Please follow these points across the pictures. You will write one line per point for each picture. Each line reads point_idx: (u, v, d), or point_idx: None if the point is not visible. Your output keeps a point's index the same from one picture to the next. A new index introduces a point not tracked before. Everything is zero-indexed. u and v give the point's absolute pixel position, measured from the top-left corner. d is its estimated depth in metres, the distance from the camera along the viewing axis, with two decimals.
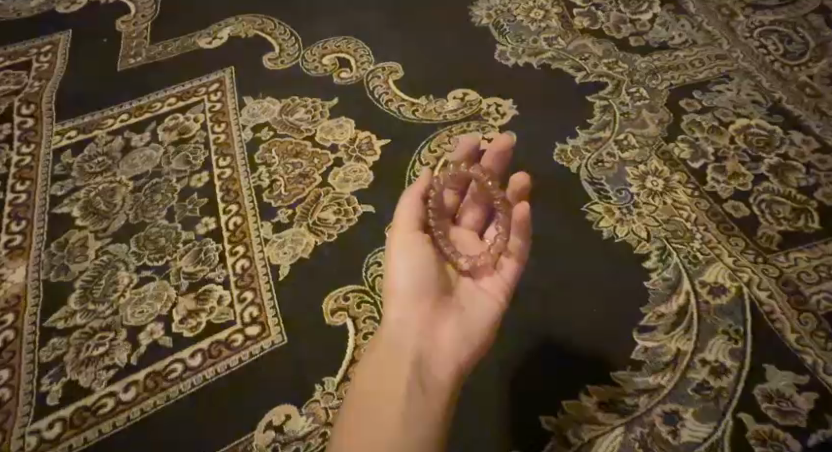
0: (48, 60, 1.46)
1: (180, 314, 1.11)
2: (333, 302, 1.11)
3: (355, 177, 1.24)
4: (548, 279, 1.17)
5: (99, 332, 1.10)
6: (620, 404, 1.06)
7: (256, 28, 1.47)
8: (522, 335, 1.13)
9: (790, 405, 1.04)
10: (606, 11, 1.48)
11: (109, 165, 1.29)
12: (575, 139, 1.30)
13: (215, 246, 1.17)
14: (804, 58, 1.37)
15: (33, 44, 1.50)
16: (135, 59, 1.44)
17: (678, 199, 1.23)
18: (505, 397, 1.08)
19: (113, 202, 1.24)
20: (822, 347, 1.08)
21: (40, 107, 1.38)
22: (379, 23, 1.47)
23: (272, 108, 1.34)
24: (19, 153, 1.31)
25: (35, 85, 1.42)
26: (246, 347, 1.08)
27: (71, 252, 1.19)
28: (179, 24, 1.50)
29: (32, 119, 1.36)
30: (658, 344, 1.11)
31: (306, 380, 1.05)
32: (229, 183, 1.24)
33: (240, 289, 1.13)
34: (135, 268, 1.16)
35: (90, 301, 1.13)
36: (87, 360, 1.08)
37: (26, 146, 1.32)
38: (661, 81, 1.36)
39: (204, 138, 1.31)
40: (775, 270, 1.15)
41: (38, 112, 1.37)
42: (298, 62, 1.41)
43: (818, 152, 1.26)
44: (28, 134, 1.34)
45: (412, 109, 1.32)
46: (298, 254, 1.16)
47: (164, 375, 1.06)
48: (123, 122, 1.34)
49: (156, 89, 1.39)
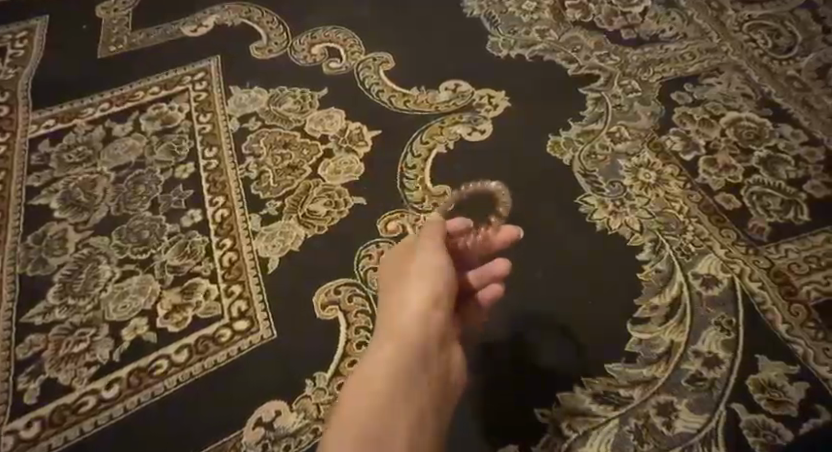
0: (24, 46, 1.41)
1: (165, 309, 1.07)
2: (324, 295, 1.08)
3: (346, 169, 1.21)
4: (542, 275, 1.15)
5: (79, 328, 1.06)
6: (615, 395, 1.05)
7: (243, 17, 1.43)
8: (517, 331, 1.11)
9: (782, 394, 1.03)
10: (598, 3, 1.47)
11: (89, 155, 1.24)
12: (568, 131, 1.29)
13: (201, 239, 1.14)
14: (792, 52, 1.38)
15: (8, 30, 1.45)
16: (116, 46, 1.40)
17: (671, 191, 1.23)
18: (501, 393, 1.06)
19: (94, 194, 1.20)
20: (813, 337, 1.08)
21: (16, 95, 1.33)
22: (369, 13, 1.44)
23: (260, 98, 1.31)
24: None
25: (10, 72, 1.37)
26: (234, 343, 1.04)
27: (50, 244, 1.14)
28: (162, 11, 1.46)
29: (7, 108, 1.31)
30: (652, 336, 1.10)
31: (296, 375, 1.02)
32: (215, 174, 1.21)
33: (227, 282, 1.10)
34: (117, 261, 1.12)
35: (70, 296, 1.09)
36: (67, 357, 1.03)
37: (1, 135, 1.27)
38: (653, 74, 1.36)
39: (189, 128, 1.27)
40: (766, 262, 1.15)
41: (14, 100, 1.32)
42: (286, 51, 1.38)
43: (807, 144, 1.27)
44: (4, 123, 1.29)
45: (404, 100, 1.30)
46: (288, 247, 1.13)
47: (149, 372, 1.02)
48: (104, 112, 1.30)
49: (139, 77, 1.35)
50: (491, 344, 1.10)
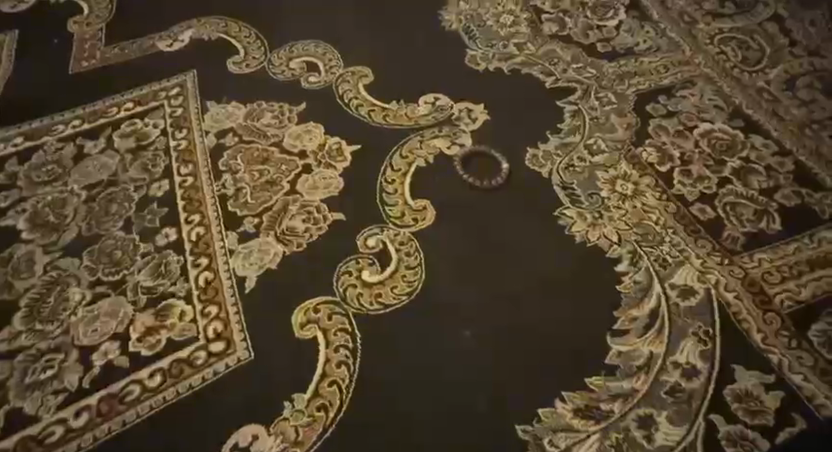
0: None
1: (137, 332, 1.05)
2: (303, 314, 1.08)
3: (325, 184, 1.21)
4: (525, 282, 1.15)
5: (47, 354, 1.02)
6: (595, 410, 1.04)
7: (220, 31, 1.40)
8: (501, 338, 1.09)
9: (758, 404, 1.05)
10: (573, 17, 1.48)
11: (59, 174, 1.21)
12: (546, 144, 1.29)
13: (176, 258, 1.11)
14: (761, 64, 1.41)
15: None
16: (89, 62, 1.36)
17: (647, 203, 1.24)
18: (485, 401, 1.04)
19: (64, 213, 1.16)
20: (786, 345, 1.10)
21: None
22: (347, 26, 1.43)
23: (237, 113, 1.28)
24: None
25: None
26: (209, 365, 1.03)
27: (17, 266, 1.10)
28: (137, 26, 1.42)
29: None
30: (632, 348, 1.10)
31: (275, 397, 1.01)
32: (191, 191, 1.18)
33: (203, 303, 1.08)
34: (88, 283, 1.09)
35: (37, 321, 1.05)
36: (34, 385, 1.00)
37: None
38: (629, 87, 1.37)
39: (164, 144, 1.24)
40: (741, 271, 1.17)
41: None
42: (263, 66, 1.35)
43: (777, 155, 1.29)
44: None
45: (382, 114, 1.29)
46: (266, 265, 1.12)
47: (120, 398, 0.99)
48: (75, 129, 1.26)
49: (113, 93, 1.31)
50: (476, 350, 1.08)
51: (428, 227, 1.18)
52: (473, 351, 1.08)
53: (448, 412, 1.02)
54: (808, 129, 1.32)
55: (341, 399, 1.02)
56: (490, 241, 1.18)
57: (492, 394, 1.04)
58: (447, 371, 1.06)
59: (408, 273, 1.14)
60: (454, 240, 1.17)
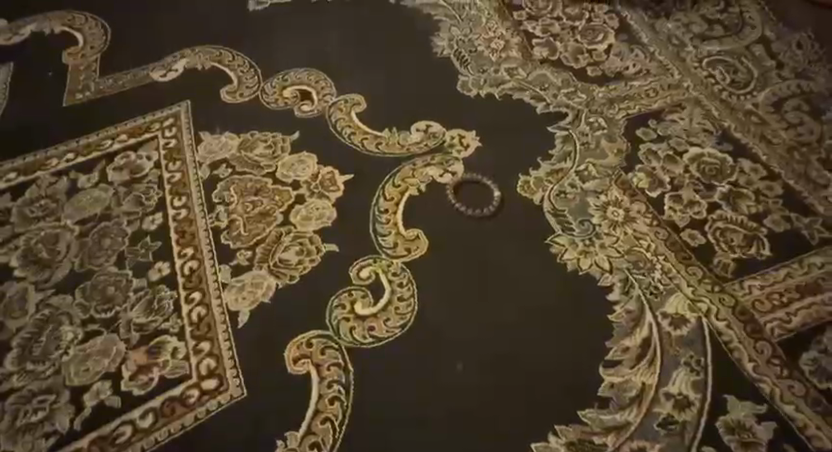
0: None
1: (130, 370, 1.05)
2: (296, 349, 1.08)
3: (318, 215, 1.21)
4: (517, 313, 1.14)
5: (39, 395, 1.02)
6: (588, 443, 1.03)
7: (213, 60, 1.40)
8: (494, 371, 1.09)
9: (751, 436, 1.05)
10: (563, 40, 1.48)
11: (51, 209, 1.20)
12: (538, 171, 1.29)
13: (169, 293, 1.12)
14: (749, 87, 1.41)
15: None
16: (83, 93, 1.35)
17: (638, 229, 1.24)
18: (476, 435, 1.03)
19: (57, 249, 1.16)
20: (778, 374, 1.10)
21: None
22: (340, 53, 1.43)
23: (230, 143, 1.29)
24: None
25: None
26: (202, 404, 1.03)
27: (9, 306, 1.10)
28: (131, 56, 1.41)
29: None
30: (624, 379, 1.09)
31: (267, 434, 1.01)
32: (184, 224, 1.19)
33: (195, 339, 1.08)
34: (80, 321, 1.09)
35: (30, 361, 1.05)
36: (25, 427, 1.00)
37: None
38: (619, 111, 1.37)
39: (157, 177, 1.24)
40: (731, 299, 1.17)
41: None
42: (256, 94, 1.35)
43: (766, 179, 1.30)
44: None
45: (375, 142, 1.30)
46: (258, 299, 1.12)
47: (111, 440, 0.99)
48: (69, 163, 1.25)
49: (107, 125, 1.30)
50: (468, 384, 1.07)
51: (421, 258, 1.18)
52: (465, 385, 1.07)
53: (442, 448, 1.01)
54: (796, 152, 1.33)
55: (333, 436, 1.01)
56: (482, 271, 1.18)
57: (484, 428, 1.03)
58: (440, 405, 1.05)
59: (401, 305, 1.13)
60: (447, 271, 1.17)
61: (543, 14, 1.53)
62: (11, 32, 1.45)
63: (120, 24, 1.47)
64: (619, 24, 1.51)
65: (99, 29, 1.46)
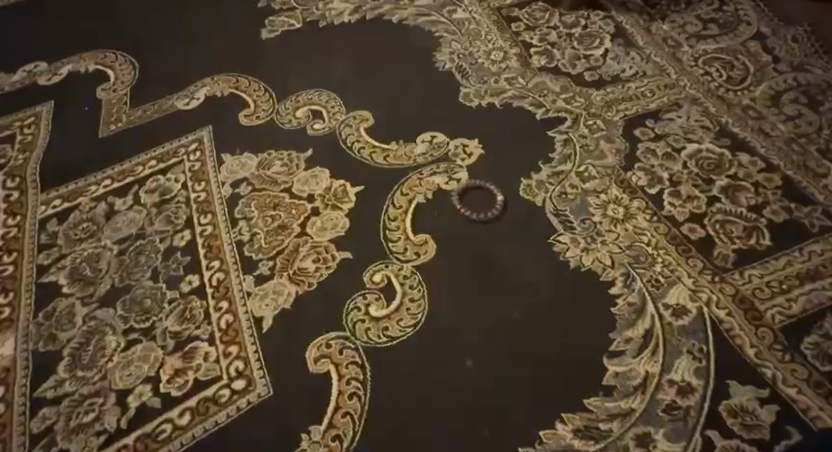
0: (32, 132, 1.47)
1: (167, 374, 1.16)
2: (316, 350, 1.17)
3: (333, 225, 1.31)
4: (522, 309, 1.21)
5: (88, 398, 1.14)
6: (593, 430, 1.09)
7: (231, 87, 1.51)
8: (500, 364, 1.15)
9: (753, 419, 1.09)
10: (561, 48, 1.55)
11: (93, 231, 1.32)
12: (539, 174, 1.36)
13: (199, 303, 1.22)
14: (746, 83, 1.46)
15: (14, 118, 1.50)
16: (116, 125, 1.47)
17: (639, 225, 1.29)
18: (485, 426, 1.10)
19: (99, 267, 1.27)
20: (780, 359, 1.14)
21: (25, 180, 1.40)
22: (348, 72, 1.53)
23: (250, 163, 1.39)
24: (5, 226, 1.33)
25: (19, 158, 1.43)
26: (233, 402, 1.13)
27: (59, 320, 1.22)
28: (158, 88, 1.53)
29: (17, 192, 1.38)
30: (628, 368, 1.14)
31: (294, 429, 1.10)
32: (211, 239, 1.30)
33: (224, 344, 1.18)
34: (122, 331, 1.20)
35: (80, 368, 1.17)
36: (78, 427, 1.11)
37: (12, 218, 1.34)
38: (616, 113, 1.43)
39: (185, 197, 1.35)
40: (731, 288, 1.21)
41: (23, 185, 1.39)
42: (272, 116, 1.46)
43: (765, 171, 1.34)
44: (13, 206, 1.36)
45: (384, 155, 1.39)
46: (280, 305, 1.22)
47: (154, 437, 1.10)
48: (106, 189, 1.37)
49: (139, 152, 1.42)
50: (476, 377, 1.14)
51: (430, 261, 1.26)
52: (474, 378, 1.14)
53: (453, 441, 1.09)
54: (796, 143, 1.37)
55: (352, 430, 1.10)
56: (488, 271, 1.25)
57: (492, 417, 1.11)
58: (451, 400, 1.12)
59: (412, 306, 1.21)
60: (455, 272, 1.25)
61: (540, 24, 1.60)
62: (50, 73, 1.58)
63: (146, 59, 1.59)
64: (615, 29, 1.57)
65: (129, 65, 1.59)
